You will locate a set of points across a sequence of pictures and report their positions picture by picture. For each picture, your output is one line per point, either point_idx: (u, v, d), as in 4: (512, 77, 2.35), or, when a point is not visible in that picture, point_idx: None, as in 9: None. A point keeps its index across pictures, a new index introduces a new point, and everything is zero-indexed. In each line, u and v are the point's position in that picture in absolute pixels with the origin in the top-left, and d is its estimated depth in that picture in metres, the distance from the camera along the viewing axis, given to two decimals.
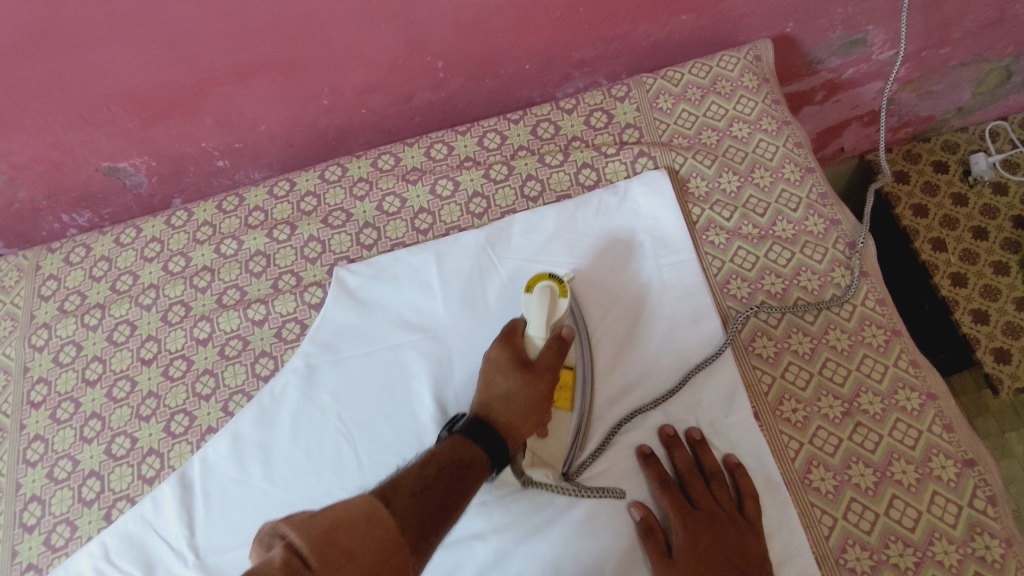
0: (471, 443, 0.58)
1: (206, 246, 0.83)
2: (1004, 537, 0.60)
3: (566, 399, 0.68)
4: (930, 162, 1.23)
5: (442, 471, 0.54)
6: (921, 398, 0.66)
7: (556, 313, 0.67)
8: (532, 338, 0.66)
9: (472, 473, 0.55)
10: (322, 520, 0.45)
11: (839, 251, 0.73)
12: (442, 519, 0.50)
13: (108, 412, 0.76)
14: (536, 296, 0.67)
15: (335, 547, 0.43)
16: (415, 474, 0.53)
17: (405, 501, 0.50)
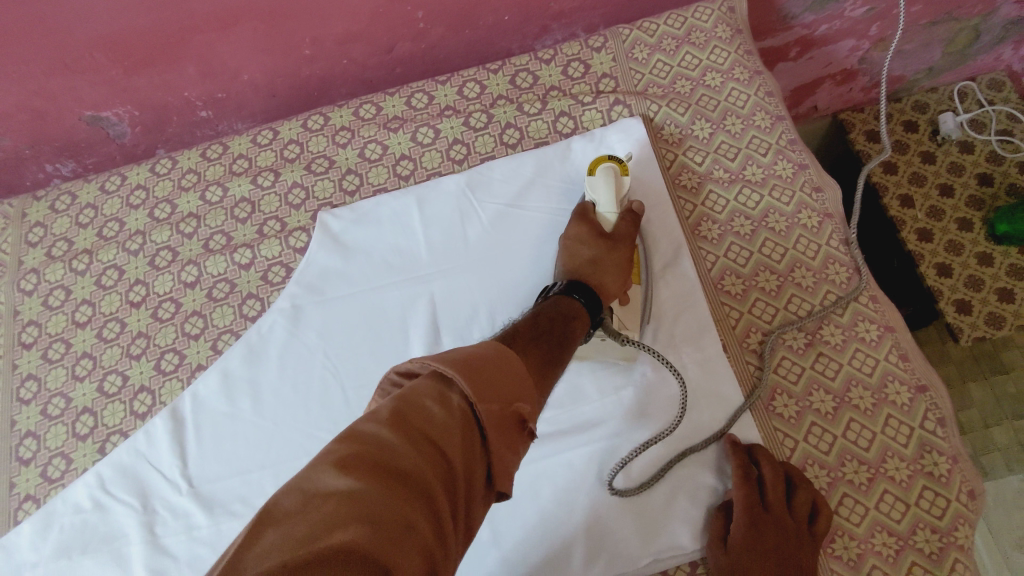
0: (570, 300, 0.60)
1: (191, 193, 0.84)
2: (950, 454, 0.64)
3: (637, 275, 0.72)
4: (900, 121, 1.26)
5: (550, 328, 0.55)
6: (879, 330, 0.69)
7: (622, 189, 0.72)
8: (603, 213, 0.71)
9: (575, 326, 0.57)
10: (462, 352, 0.44)
11: (805, 195, 0.76)
12: (561, 358, 0.52)
13: (99, 352, 0.78)
14: (601, 178, 0.72)
15: (482, 378, 0.43)
16: (528, 326, 0.54)
17: (527, 346, 0.51)
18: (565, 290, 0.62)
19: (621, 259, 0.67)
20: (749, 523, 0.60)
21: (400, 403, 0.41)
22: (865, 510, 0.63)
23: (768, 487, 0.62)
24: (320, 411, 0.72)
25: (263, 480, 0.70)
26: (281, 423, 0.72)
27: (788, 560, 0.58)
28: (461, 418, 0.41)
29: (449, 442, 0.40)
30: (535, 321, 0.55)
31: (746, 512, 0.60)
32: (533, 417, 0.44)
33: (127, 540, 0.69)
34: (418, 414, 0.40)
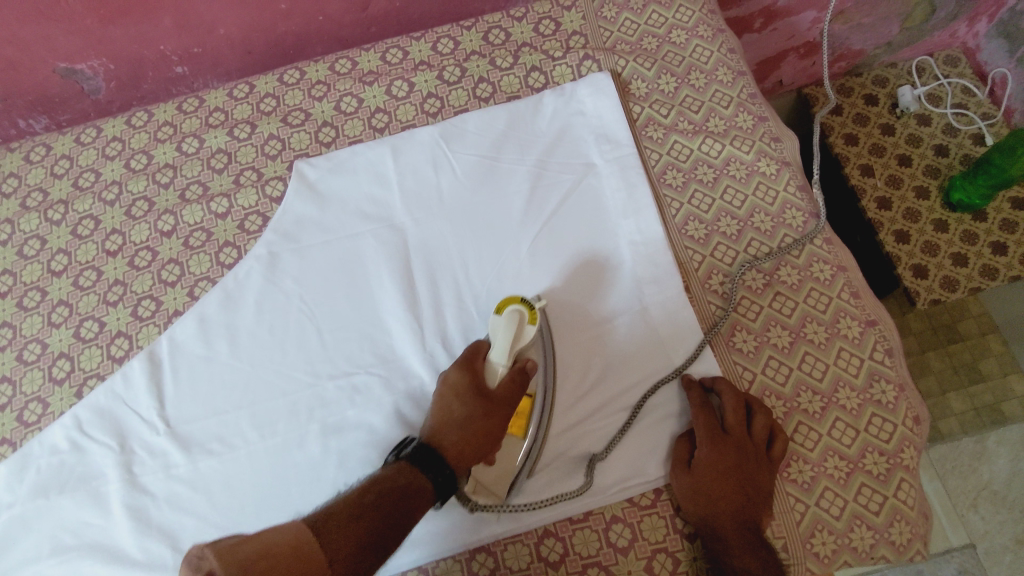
0: (416, 474, 0.59)
1: (167, 145, 0.85)
2: (897, 382, 0.68)
3: (519, 426, 0.67)
4: (860, 95, 1.31)
5: (381, 501, 0.55)
6: (832, 269, 0.73)
7: (522, 340, 0.67)
8: (493, 363, 0.66)
9: (414, 504, 0.57)
10: (255, 547, 0.48)
11: (765, 144, 0.79)
12: (380, 543, 0.52)
13: (76, 300, 0.79)
14: (504, 323, 0.67)
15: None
16: (355, 501, 0.54)
17: (343, 528, 0.51)
18: (413, 456, 0.60)
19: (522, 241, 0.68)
20: (712, 446, 0.64)
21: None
22: (819, 436, 0.67)
23: (729, 413, 0.65)
24: (297, 352, 0.74)
25: (240, 420, 0.72)
26: (257, 364, 0.74)
27: (747, 481, 0.63)
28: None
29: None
30: (360, 499, 0.54)
31: (708, 435, 0.64)
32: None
33: (104, 479, 0.70)
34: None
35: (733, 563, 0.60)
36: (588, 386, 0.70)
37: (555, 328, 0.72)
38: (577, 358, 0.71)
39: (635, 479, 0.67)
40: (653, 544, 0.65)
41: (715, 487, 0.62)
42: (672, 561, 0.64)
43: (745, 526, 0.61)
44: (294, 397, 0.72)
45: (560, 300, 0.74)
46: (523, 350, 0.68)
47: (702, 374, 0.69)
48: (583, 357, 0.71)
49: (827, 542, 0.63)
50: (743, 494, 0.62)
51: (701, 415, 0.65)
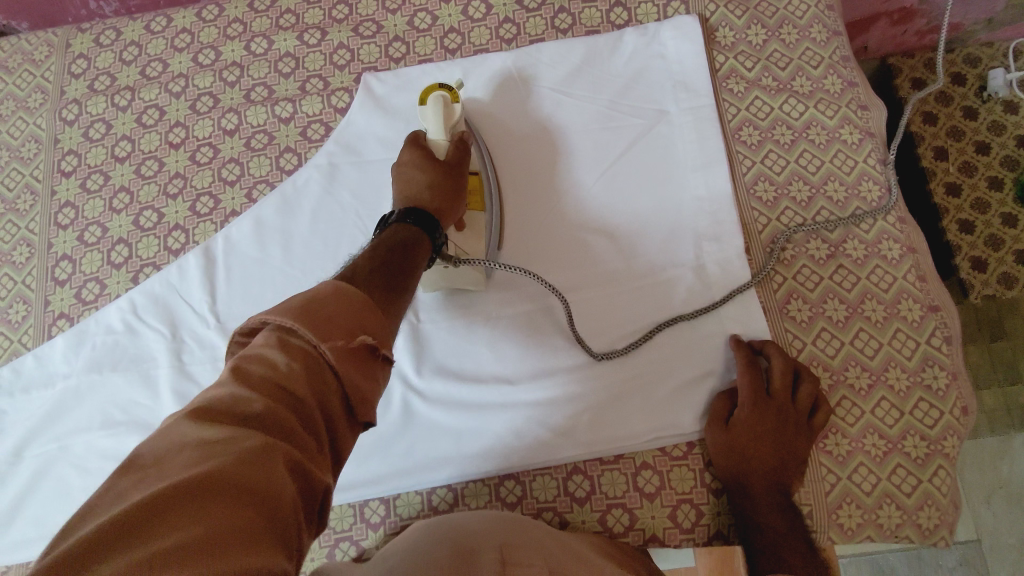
0: (405, 226, 0.61)
1: (236, 42, 0.84)
2: (950, 371, 0.66)
3: (477, 201, 0.72)
4: (949, 73, 1.20)
5: (383, 255, 0.56)
6: (901, 249, 0.70)
7: (453, 117, 0.72)
8: (435, 140, 0.71)
9: (418, 252, 0.59)
10: (298, 299, 0.45)
11: (850, 111, 0.75)
12: (402, 286, 0.54)
13: (136, 188, 0.80)
14: (431, 107, 0.71)
15: (316, 315, 0.44)
16: (367, 261, 0.55)
17: (366, 280, 0.52)
18: (400, 217, 0.62)
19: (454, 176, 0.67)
20: (754, 406, 0.64)
21: (238, 362, 0.42)
22: (861, 412, 0.66)
23: (776, 376, 0.65)
24: (347, 265, 0.74)
25: None
26: (308, 272, 0.75)
27: (783, 444, 0.63)
28: (303, 365, 0.42)
29: (286, 367, 0.41)
30: (373, 254, 0.56)
31: (752, 397, 0.64)
32: (381, 343, 0.46)
33: (155, 363, 0.73)
34: (262, 365, 0.41)
35: (760, 521, 0.62)
36: (527, 158, 0.77)
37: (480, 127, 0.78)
38: (513, 152, 0.77)
39: (672, 430, 0.67)
40: (678, 494, 0.66)
41: (753, 450, 0.63)
42: (695, 512, 0.66)
43: (775, 488, 0.62)
44: None
45: (485, 109, 0.79)
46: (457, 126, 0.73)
47: (753, 337, 0.68)
48: (520, 158, 0.77)
49: (853, 515, 0.63)
50: (781, 456, 0.63)
51: (746, 375, 0.65)
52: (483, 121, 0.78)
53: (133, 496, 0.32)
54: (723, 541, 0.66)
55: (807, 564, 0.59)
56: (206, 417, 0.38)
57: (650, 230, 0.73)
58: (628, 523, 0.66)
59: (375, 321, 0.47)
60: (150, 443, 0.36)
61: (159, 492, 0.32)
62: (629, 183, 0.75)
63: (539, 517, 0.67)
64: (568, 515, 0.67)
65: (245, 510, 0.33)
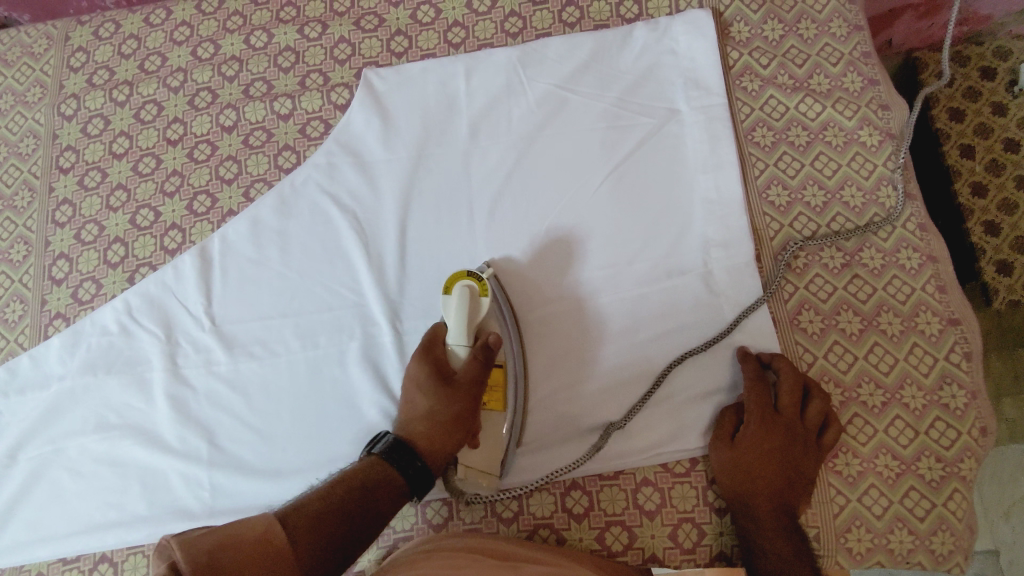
0: (382, 468, 0.58)
1: (236, 36, 0.82)
2: (970, 389, 0.63)
3: (497, 400, 0.64)
4: (976, 67, 1.11)
5: (347, 501, 0.55)
6: (921, 259, 0.67)
7: (478, 315, 0.64)
8: (453, 348, 0.64)
9: (382, 495, 0.57)
10: (221, 537, 0.49)
11: (870, 111, 0.72)
12: (345, 536, 0.53)
13: (134, 185, 0.79)
14: (456, 299, 0.64)
15: (220, 566, 0.47)
16: (318, 495, 0.55)
17: (304, 517, 0.52)
18: (385, 452, 0.59)
19: (460, 399, 0.61)
20: (760, 424, 0.61)
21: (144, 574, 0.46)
22: (873, 431, 0.63)
23: (784, 393, 0.62)
24: (344, 269, 0.73)
25: (283, 328, 0.72)
26: (305, 276, 0.73)
27: (791, 464, 0.61)
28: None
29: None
30: (327, 494, 0.55)
31: (758, 414, 0.62)
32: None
33: (149, 366, 0.72)
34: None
35: (765, 545, 0.59)
36: (562, 332, 0.68)
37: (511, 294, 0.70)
38: (545, 327, 0.68)
39: (674, 443, 0.65)
40: (680, 512, 0.64)
41: (759, 470, 0.60)
42: (696, 532, 0.63)
43: (781, 510, 0.60)
44: (339, 312, 0.71)
45: (518, 270, 0.70)
46: (483, 326, 0.65)
47: (762, 349, 0.66)
48: (554, 334, 0.68)
49: (862, 539, 0.61)
50: (788, 476, 0.60)
51: (754, 392, 0.62)
52: (508, 251, 0.71)
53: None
54: (727, 563, 0.63)
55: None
56: None
57: (656, 241, 0.70)
58: (627, 541, 0.64)
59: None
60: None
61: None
62: (637, 184, 0.72)
63: (536, 532, 0.65)
64: (566, 531, 0.65)
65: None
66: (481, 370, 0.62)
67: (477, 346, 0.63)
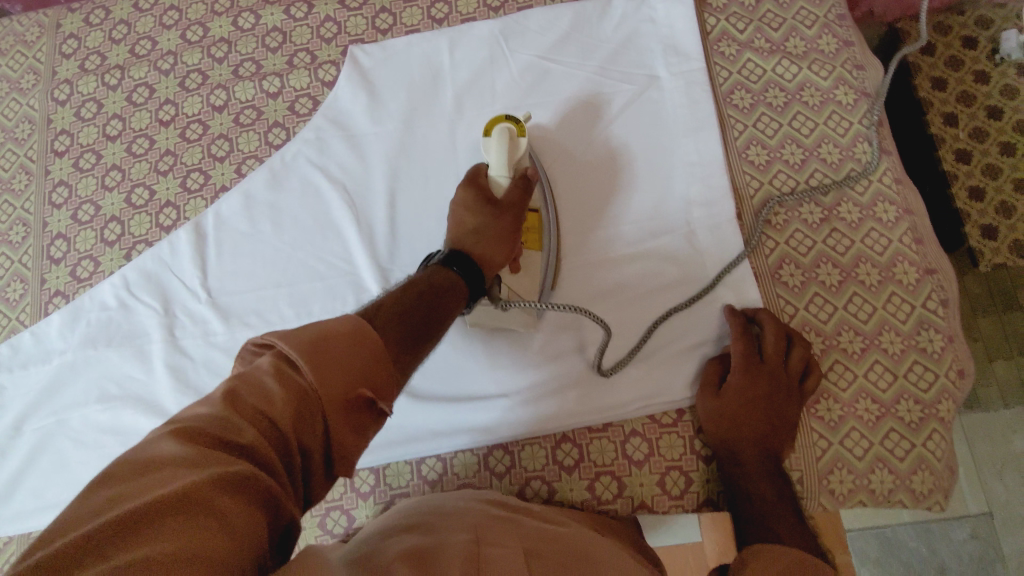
0: (444, 271, 0.58)
1: (224, 18, 0.84)
2: (946, 333, 0.65)
3: (535, 240, 0.69)
4: (958, 36, 1.08)
5: (417, 301, 0.52)
6: (897, 211, 0.69)
7: (517, 154, 0.67)
8: (496, 178, 0.66)
9: (450, 300, 0.56)
10: (314, 329, 0.43)
11: (845, 71, 0.74)
12: (423, 338, 0.50)
13: (128, 165, 0.81)
14: (496, 139, 0.66)
15: (327, 355, 0.42)
16: (394, 300, 0.51)
17: (385, 325, 0.48)
18: (444, 260, 0.59)
19: (506, 218, 0.63)
20: (746, 372, 0.63)
21: (238, 382, 0.40)
22: (854, 376, 0.65)
23: (768, 343, 0.63)
24: (336, 240, 0.74)
25: (278, 298, 0.73)
26: (298, 248, 0.75)
27: (774, 411, 0.62)
28: (297, 402, 0.40)
29: (278, 410, 0.39)
30: (400, 295, 0.52)
31: (743, 364, 0.63)
32: (381, 398, 0.43)
33: (148, 338, 0.74)
34: (257, 396, 0.39)
35: (749, 490, 0.61)
36: (590, 188, 0.72)
37: (542, 154, 0.74)
38: (577, 182, 0.73)
39: (660, 397, 0.66)
40: (667, 461, 0.66)
41: (745, 419, 0.62)
42: (684, 479, 0.65)
43: (765, 454, 0.62)
44: (332, 281, 0.73)
45: (549, 135, 0.74)
46: (519, 163, 0.68)
47: (747, 304, 0.67)
48: (586, 193, 0.72)
49: (844, 480, 0.63)
50: (773, 423, 0.62)
51: (739, 342, 0.64)
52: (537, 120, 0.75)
53: (97, 518, 0.31)
54: (713, 508, 0.66)
55: (796, 531, 0.58)
56: (191, 436, 0.37)
57: (638, 204, 0.71)
58: (617, 490, 0.66)
59: (381, 372, 0.43)
60: (135, 460, 0.35)
61: (118, 517, 0.31)
62: (620, 148, 0.73)
63: (528, 485, 0.67)
64: (557, 483, 0.67)
65: (212, 538, 0.32)
66: (523, 195, 0.65)
67: (517, 177, 0.66)
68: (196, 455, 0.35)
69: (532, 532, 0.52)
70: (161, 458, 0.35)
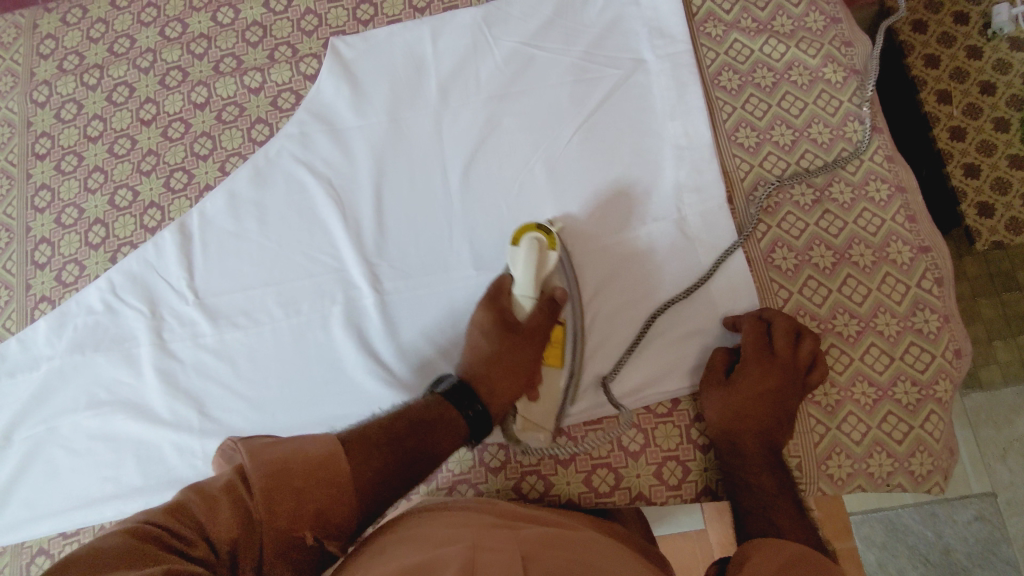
0: (448, 409, 0.60)
1: (203, 13, 0.83)
2: (942, 313, 0.64)
3: (556, 356, 0.66)
4: (949, 12, 1.02)
5: (403, 435, 0.56)
6: (890, 190, 0.68)
7: (545, 269, 0.65)
8: (519, 298, 0.65)
9: (437, 433, 0.58)
10: (280, 450, 0.49)
11: (834, 48, 0.72)
12: (397, 474, 0.53)
13: (110, 167, 0.79)
14: (524, 251, 0.65)
15: (283, 480, 0.47)
16: (378, 428, 0.56)
17: (362, 452, 0.52)
18: (448, 393, 0.61)
19: (525, 348, 0.64)
20: (754, 363, 0.61)
21: (205, 491, 0.47)
22: (850, 359, 0.64)
23: (779, 336, 0.61)
24: (323, 236, 0.73)
25: (265, 297, 0.72)
26: (285, 245, 0.74)
27: (780, 404, 0.61)
28: (242, 526, 0.45)
29: (223, 526, 0.45)
30: (389, 424, 0.56)
31: (756, 357, 0.61)
32: (328, 537, 0.48)
33: (135, 341, 0.73)
34: (205, 507, 0.45)
35: (750, 480, 0.60)
36: (620, 289, 0.68)
37: (571, 247, 0.69)
38: (606, 276, 0.68)
39: (660, 383, 0.66)
40: (664, 451, 0.65)
41: (754, 411, 0.61)
42: (681, 469, 0.65)
43: (768, 446, 0.61)
44: (320, 278, 0.72)
45: (579, 227, 0.70)
46: (547, 277, 0.66)
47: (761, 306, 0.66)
48: (615, 292, 0.68)
49: (842, 465, 0.62)
50: (780, 415, 0.61)
51: (750, 334, 0.62)
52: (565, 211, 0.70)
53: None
54: (712, 497, 0.65)
55: (798, 524, 0.56)
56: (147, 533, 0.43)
57: (627, 190, 0.70)
58: (614, 482, 0.65)
59: (326, 493, 0.48)
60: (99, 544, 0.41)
61: None
62: (608, 135, 0.72)
63: (523, 480, 0.66)
64: (553, 477, 0.66)
65: None
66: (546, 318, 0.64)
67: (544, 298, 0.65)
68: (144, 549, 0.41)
69: (533, 537, 0.51)
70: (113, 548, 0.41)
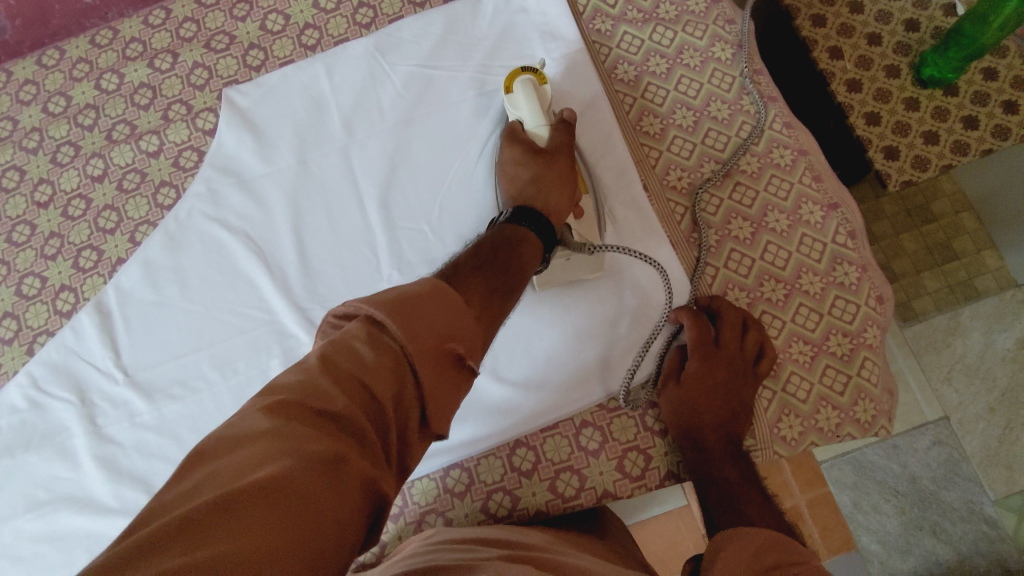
0: (515, 226, 0.58)
1: (85, 83, 0.80)
2: (860, 264, 0.67)
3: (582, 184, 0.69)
4: None
5: (496, 274, 0.52)
6: (793, 154, 0.71)
7: (545, 98, 0.68)
8: (534, 130, 0.66)
9: (524, 250, 0.56)
10: (393, 292, 0.43)
11: (719, 28, 0.75)
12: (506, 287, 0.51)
13: (13, 256, 0.76)
14: (523, 92, 0.67)
15: (413, 315, 0.42)
16: (468, 260, 0.53)
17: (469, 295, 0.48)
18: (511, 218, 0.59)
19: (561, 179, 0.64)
20: (702, 359, 0.63)
21: (329, 348, 0.40)
22: (783, 323, 0.66)
23: (726, 328, 0.64)
24: (249, 290, 0.72)
25: (199, 362, 0.70)
26: (212, 306, 0.72)
27: (733, 396, 0.63)
28: (390, 359, 0.40)
29: (380, 384, 0.39)
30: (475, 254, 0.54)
31: (698, 351, 0.64)
32: (469, 353, 0.44)
33: (69, 433, 0.70)
34: (344, 354, 0.39)
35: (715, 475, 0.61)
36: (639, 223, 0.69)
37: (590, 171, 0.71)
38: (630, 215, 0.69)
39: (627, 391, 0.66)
40: (623, 444, 0.66)
41: (710, 407, 0.62)
42: (643, 458, 0.65)
43: (727, 440, 0.62)
44: (252, 334, 0.70)
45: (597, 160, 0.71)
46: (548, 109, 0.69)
47: (697, 296, 0.67)
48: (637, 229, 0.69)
49: (793, 425, 0.64)
50: (734, 407, 0.63)
51: (697, 335, 0.64)
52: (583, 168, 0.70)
53: (198, 499, 0.32)
54: (677, 480, 0.66)
55: (764, 510, 0.59)
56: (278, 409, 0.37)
57: None
58: (579, 484, 0.65)
59: (464, 333, 0.44)
60: (223, 440, 0.35)
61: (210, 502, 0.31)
62: None
63: (490, 499, 0.66)
64: (519, 490, 0.66)
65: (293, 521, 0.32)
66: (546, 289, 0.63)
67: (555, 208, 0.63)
68: (287, 428, 0.35)
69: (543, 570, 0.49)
70: (250, 433, 0.35)
